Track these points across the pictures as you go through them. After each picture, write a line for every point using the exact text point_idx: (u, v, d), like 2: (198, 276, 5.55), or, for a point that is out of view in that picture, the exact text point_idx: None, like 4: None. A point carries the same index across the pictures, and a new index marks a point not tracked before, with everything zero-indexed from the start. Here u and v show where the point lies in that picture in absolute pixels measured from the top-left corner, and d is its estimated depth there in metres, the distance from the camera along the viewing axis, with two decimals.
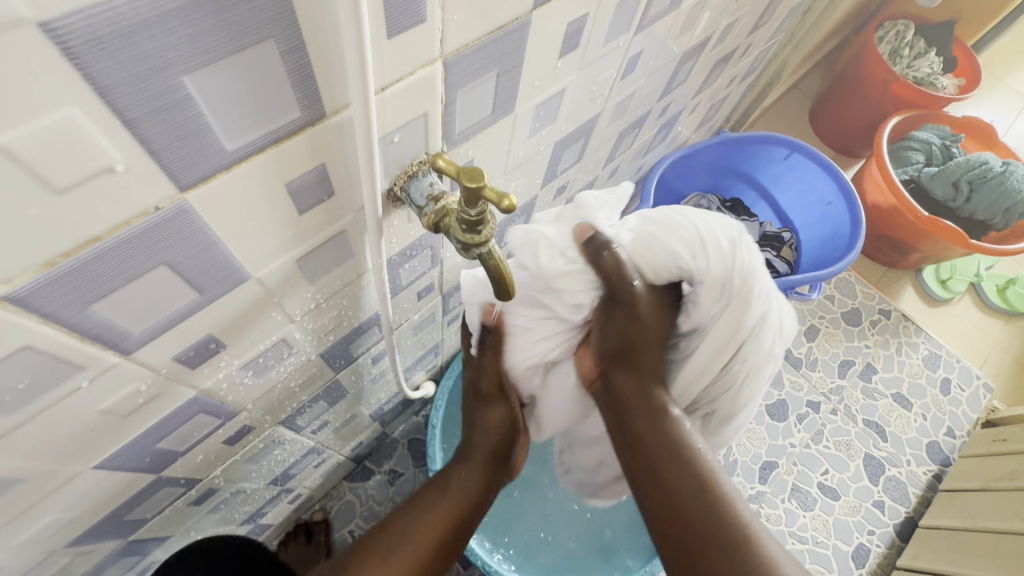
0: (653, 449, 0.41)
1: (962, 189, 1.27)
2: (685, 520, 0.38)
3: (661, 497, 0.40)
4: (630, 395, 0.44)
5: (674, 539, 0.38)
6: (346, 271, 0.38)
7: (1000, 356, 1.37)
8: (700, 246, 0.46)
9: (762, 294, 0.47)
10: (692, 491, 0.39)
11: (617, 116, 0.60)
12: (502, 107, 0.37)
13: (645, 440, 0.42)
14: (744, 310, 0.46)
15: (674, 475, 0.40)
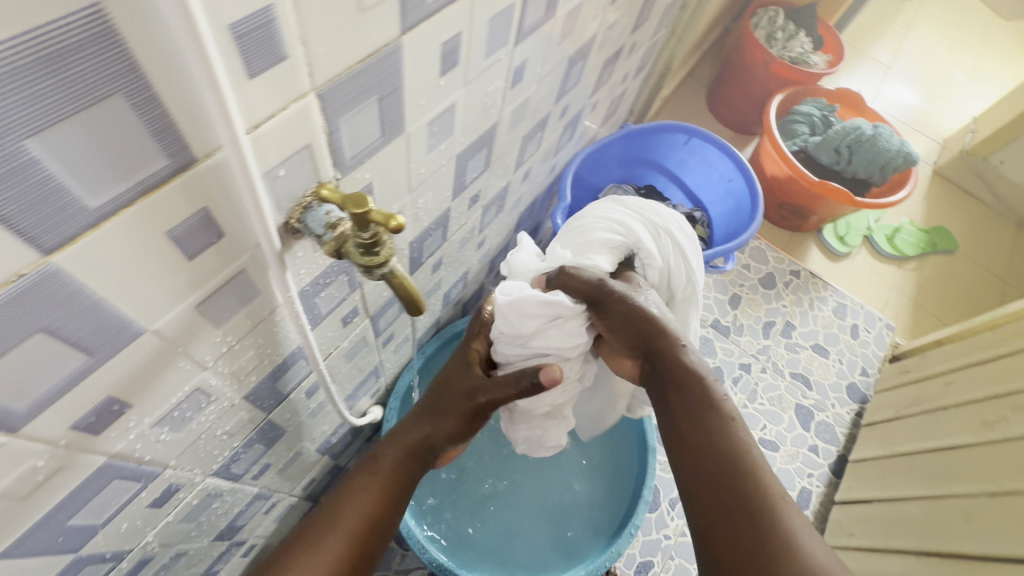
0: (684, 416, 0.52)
1: (842, 153, 1.41)
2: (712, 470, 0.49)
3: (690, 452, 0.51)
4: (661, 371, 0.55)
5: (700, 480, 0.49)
6: (257, 308, 0.38)
7: (897, 298, 1.54)
8: (613, 219, 0.66)
9: (667, 211, 0.67)
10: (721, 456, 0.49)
11: (516, 122, 0.62)
12: (391, 129, 0.38)
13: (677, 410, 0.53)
14: (663, 223, 0.65)
15: (704, 440, 0.50)
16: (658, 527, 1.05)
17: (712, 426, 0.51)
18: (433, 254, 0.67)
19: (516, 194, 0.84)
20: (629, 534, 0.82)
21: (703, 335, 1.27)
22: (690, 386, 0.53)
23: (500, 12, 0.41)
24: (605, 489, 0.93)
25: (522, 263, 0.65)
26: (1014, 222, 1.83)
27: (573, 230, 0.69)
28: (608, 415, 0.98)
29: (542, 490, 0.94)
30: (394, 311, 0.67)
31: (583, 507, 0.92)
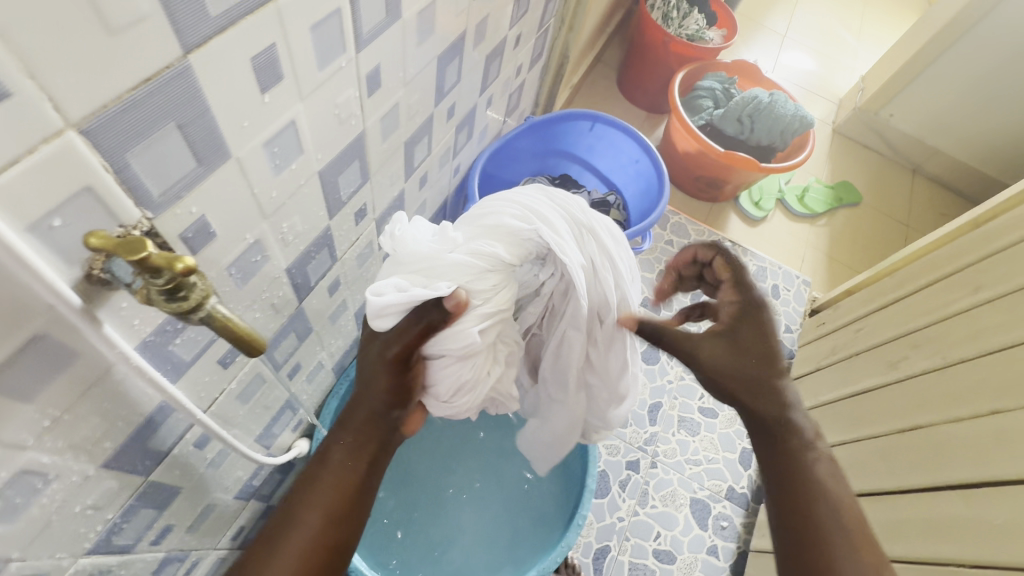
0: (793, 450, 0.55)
1: (745, 123, 1.46)
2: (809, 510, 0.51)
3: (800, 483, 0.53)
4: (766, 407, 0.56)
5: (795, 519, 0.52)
6: (83, 371, 0.34)
7: (813, 254, 1.63)
8: (530, 209, 0.58)
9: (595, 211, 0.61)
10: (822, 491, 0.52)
11: (390, 130, 0.59)
12: (210, 157, 0.35)
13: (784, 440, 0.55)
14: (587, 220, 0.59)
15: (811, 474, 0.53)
16: (611, 511, 1.06)
17: (803, 466, 0.54)
18: (325, 276, 0.63)
19: (417, 201, 0.81)
20: (578, 524, 0.81)
21: None
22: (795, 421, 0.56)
23: (323, 19, 0.38)
24: (556, 479, 0.93)
25: (408, 240, 0.58)
26: (910, 168, 1.96)
27: (481, 212, 0.60)
28: None
29: (486, 491, 0.93)
30: (291, 341, 0.64)
31: (536, 500, 0.92)
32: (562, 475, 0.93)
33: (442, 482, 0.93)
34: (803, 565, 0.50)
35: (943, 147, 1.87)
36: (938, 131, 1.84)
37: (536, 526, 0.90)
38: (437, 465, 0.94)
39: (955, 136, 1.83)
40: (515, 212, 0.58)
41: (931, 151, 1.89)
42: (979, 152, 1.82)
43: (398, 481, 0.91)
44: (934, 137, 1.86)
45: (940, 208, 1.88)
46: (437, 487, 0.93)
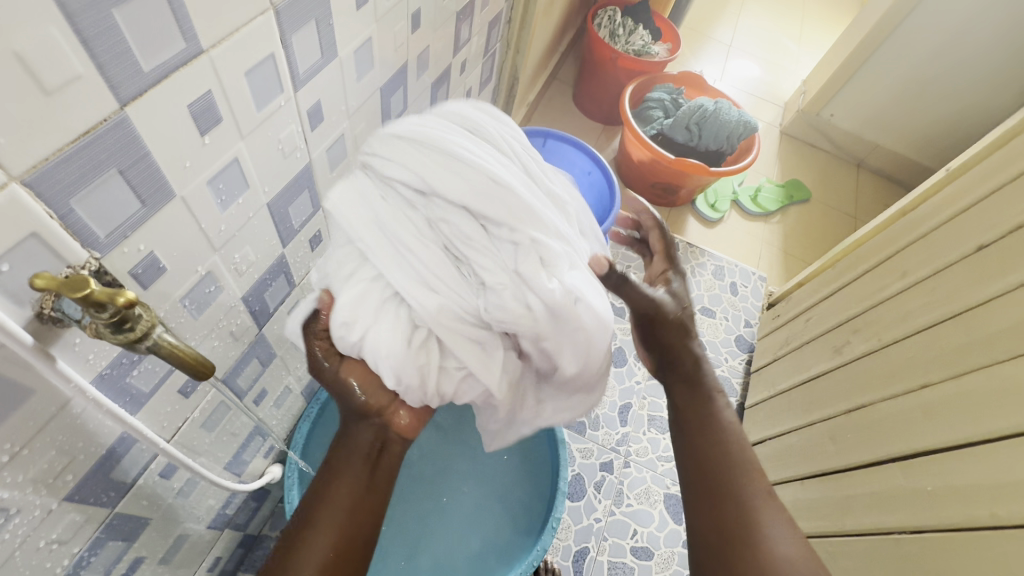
0: (696, 420, 0.60)
1: (693, 130, 1.54)
2: (715, 490, 0.55)
3: (700, 455, 0.58)
4: (679, 373, 0.64)
5: (708, 502, 0.54)
6: (39, 405, 0.36)
7: (769, 250, 1.71)
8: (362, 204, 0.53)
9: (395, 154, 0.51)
10: (727, 456, 0.57)
11: (338, 159, 0.62)
12: (154, 197, 0.38)
13: (687, 413, 0.61)
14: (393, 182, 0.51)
15: (712, 442, 0.58)
16: (588, 513, 1.08)
17: (711, 429, 0.59)
18: (285, 302, 0.65)
19: None
20: (552, 526, 0.84)
21: None
22: (702, 388, 0.62)
23: (257, 64, 0.42)
24: (529, 479, 0.96)
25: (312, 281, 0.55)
26: (855, 163, 2.07)
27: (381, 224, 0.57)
28: None
29: (471, 492, 0.96)
30: (254, 368, 0.65)
31: (513, 502, 0.95)
32: (536, 475, 0.96)
33: (427, 484, 0.96)
34: (713, 538, 0.52)
35: (883, 142, 1.98)
36: (877, 126, 1.95)
37: (515, 526, 0.92)
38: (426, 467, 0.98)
39: (893, 131, 1.94)
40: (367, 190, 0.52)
41: (872, 146, 2.00)
42: (916, 145, 1.93)
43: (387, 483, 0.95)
44: (874, 133, 1.97)
45: (884, 200, 1.98)
46: (424, 489, 0.96)
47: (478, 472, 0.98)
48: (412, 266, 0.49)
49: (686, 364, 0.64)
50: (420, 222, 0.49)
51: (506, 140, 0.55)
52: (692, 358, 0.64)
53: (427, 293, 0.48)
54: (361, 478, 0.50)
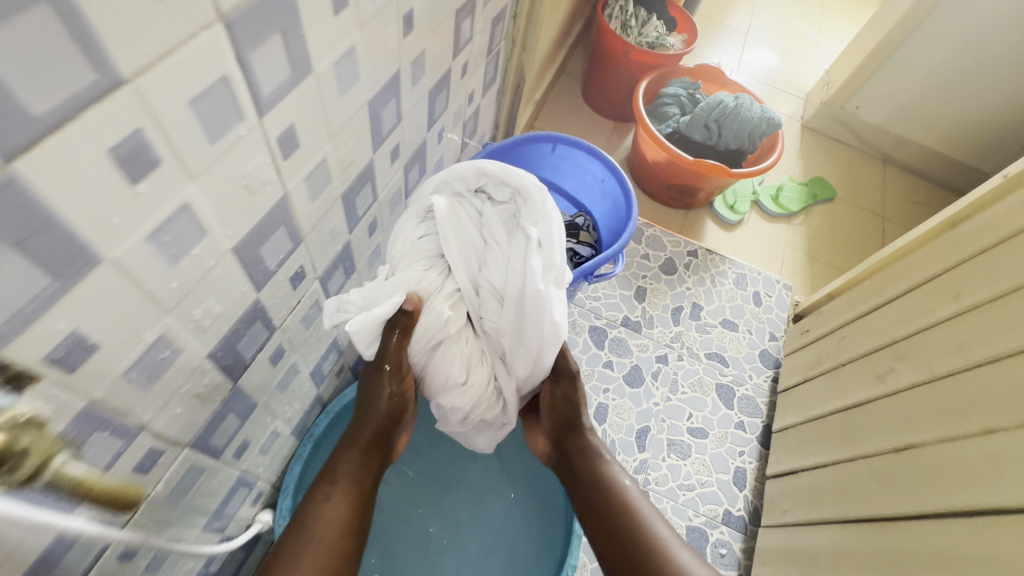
0: (590, 487, 0.73)
1: (712, 128, 1.43)
2: (621, 543, 0.67)
3: (596, 516, 0.71)
4: (574, 445, 0.77)
5: (618, 561, 0.66)
6: None
7: (791, 254, 1.61)
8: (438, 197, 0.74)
9: (474, 185, 0.75)
10: (617, 509, 0.70)
11: (321, 187, 0.54)
12: (71, 265, 0.30)
13: (583, 479, 0.75)
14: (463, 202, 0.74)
15: (607, 499, 0.71)
16: None
17: (602, 488, 0.72)
18: (265, 348, 0.58)
19: (368, 248, 0.76)
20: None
21: (616, 336, 1.24)
22: (589, 454, 0.76)
23: (205, 91, 0.33)
24: (539, 520, 0.89)
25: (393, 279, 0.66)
26: (881, 158, 1.95)
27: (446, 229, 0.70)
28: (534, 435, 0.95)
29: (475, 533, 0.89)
30: (232, 422, 0.58)
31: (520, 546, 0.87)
32: (546, 516, 0.89)
33: (429, 524, 0.89)
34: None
35: (912, 136, 1.86)
36: (906, 119, 1.84)
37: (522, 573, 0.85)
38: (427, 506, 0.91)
39: (922, 125, 1.82)
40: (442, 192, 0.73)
41: (899, 140, 1.89)
42: (948, 138, 1.81)
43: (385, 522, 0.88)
44: (902, 126, 1.85)
45: (913, 197, 1.87)
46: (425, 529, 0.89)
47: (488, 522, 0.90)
48: (460, 253, 0.70)
49: (575, 435, 0.78)
50: (474, 227, 0.72)
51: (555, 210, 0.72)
52: (577, 430, 0.77)
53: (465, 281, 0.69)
54: (347, 500, 0.63)
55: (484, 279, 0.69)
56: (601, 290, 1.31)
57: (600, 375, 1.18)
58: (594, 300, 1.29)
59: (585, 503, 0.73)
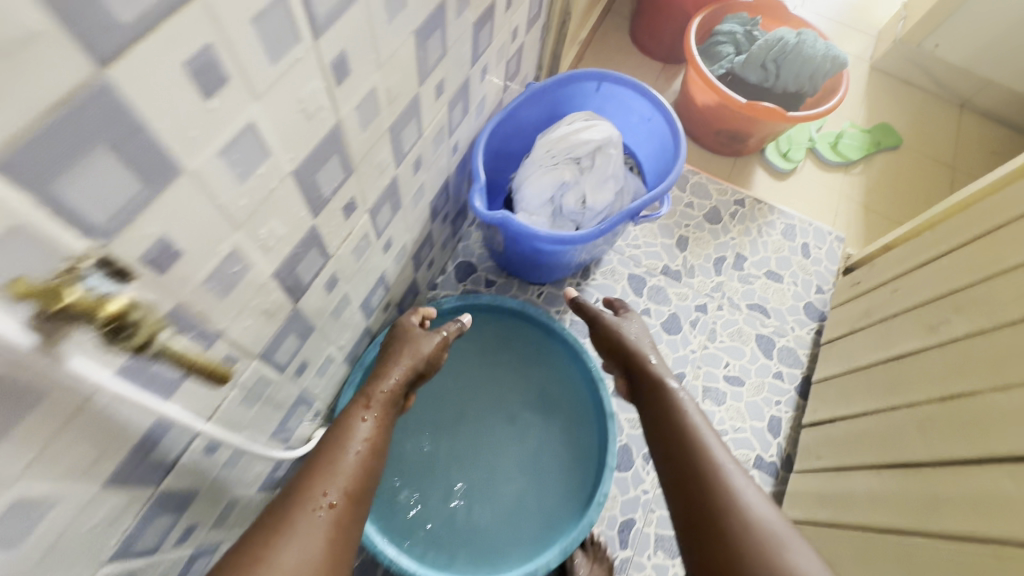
0: (662, 433, 0.65)
1: (770, 69, 1.35)
2: (687, 494, 0.57)
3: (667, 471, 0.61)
4: (648, 398, 0.71)
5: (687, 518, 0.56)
6: (61, 402, 0.34)
7: (847, 206, 1.53)
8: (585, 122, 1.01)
9: (609, 129, 1.01)
10: (680, 459, 0.60)
11: (371, 117, 0.56)
12: (156, 174, 0.33)
13: (657, 426, 0.66)
14: (595, 132, 0.99)
15: (675, 451, 0.62)
16: (635, 484, 1.05)
17: (672, 437, 0.63)
18: (320, 274, 0.62)
19: (413, 185, 0.78)
20: (598, 503, 0.83)
21: (654, 284, 1.24)
22: (659, 400, 0.69)
23: (266, 8, 0.35)
24: (576, 452, 0.93)
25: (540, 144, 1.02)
26: (958, 104, 1.79)
27: (578, 130, 1.00)
28: (570, 369, 0.98)
29: (515, 458, 0.93)
30: (294, 341, 0.63)
31: (557, 471, 0.91)
32: (582, 449, 0.93)
33: (467, 447, 0.93)
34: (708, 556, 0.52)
35: (998, 78, 1.68)
36: (991, 59, 1.66)
37: (559, 498, 0.89)
38: (468, 431, 0.95)
39: (1012, 65, 1.64)
40: (585, 118, 1.02)
41: (982, 82, 1.71)
42: None
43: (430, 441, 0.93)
44: (988, 67, 1.67)
45: (991, 146, 1.71)
46: (466, 454, 0.93)
47: (519, 457, 0.93)
48: (573, 157, 1.00)
49: (648, 390, 0.71)
50: (586, 148, 0.99)
51: (627, 186, 1.05)
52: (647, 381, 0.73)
53: (567, 173, 0.99)
54: (361, 458, 0.57)
55: (576, 182, 1.00)
56: (642, 238, 1.29)
57: None
58: (634, 247, 1.28)
59: (659, 451, 0.64)
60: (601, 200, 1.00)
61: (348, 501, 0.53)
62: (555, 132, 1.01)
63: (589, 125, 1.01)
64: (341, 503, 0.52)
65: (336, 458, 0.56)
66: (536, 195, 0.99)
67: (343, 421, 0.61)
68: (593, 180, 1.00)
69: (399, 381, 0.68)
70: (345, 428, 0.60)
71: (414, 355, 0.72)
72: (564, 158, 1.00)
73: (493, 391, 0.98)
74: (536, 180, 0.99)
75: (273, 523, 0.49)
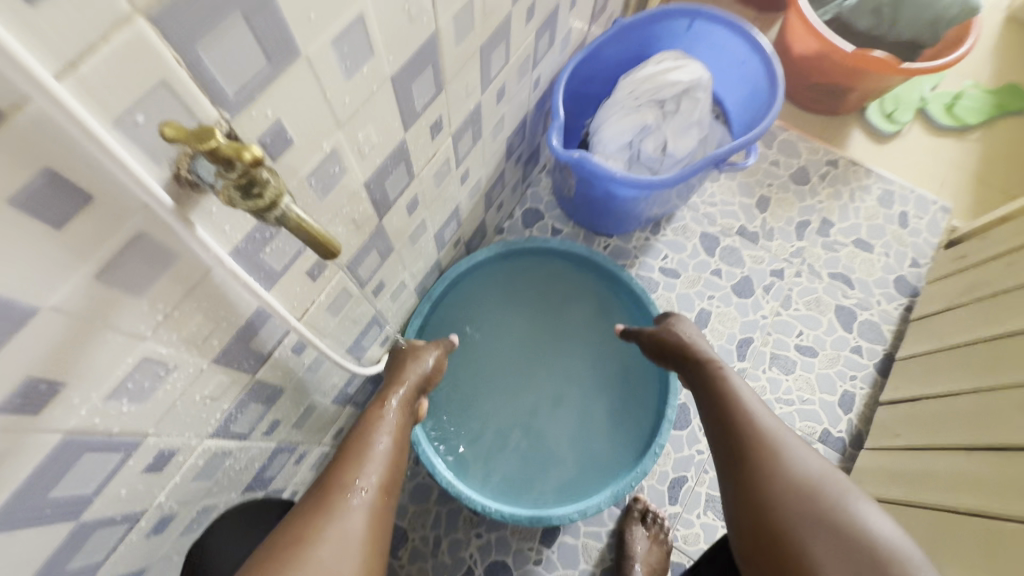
0: (716, 417, 0.65)
1: (884, 14, 1.22)
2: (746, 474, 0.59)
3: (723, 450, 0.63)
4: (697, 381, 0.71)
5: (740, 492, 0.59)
6: (184, 272, 0.36)
7: (958, 176, 1.37)
8: (673, 61, 0.95)
9: (699, 71, 0.94)
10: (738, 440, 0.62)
11: (464, 31, 0.55)
12: (277, 53, 0.34)
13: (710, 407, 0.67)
14: (684, 73, 0.93)
15: (731, 431, 0.63)
16: (690, 444, 1.03)
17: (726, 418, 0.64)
18: (403, 194, 0.63)
19: (494, 116, 0.76)
20: (654, 453, 0.82)
21: (729, 244, 1.17)
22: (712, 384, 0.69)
23: None
24: (634, 402, 0.92)
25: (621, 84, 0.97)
26: None
27: (664, 70, 0.94)
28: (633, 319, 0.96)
29: (572, 401, 0.93)
30: (374, 259, 0.65)
31: (613, 418, 0.91)
32: (641, 400, 0.92)
33: (526, 385, 0.95)
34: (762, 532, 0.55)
35: None
36: None
37: (612, 443, 0.90)
38: (529, 369, 0.96)
39: None
40: (674, 57, 0.96)
41: None
42: None
43: (491, 377, 0.95)
44: None
45: None
46: (525, 391, 0.94)
47: (576, 400, 0.93)
48: (657, 99, 0.95)
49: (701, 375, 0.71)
50: (672, 90, 0.94)
51: (711, 135, 0.99)
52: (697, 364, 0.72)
53: (648, 115, 0.95)
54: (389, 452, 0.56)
55: (657, 125, 0.95)
56: (719, 196, 1.22)
57: (707, 282, 1.14)
58: (710, 205, 1.21)
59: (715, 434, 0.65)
60: (683, 145, 0.95)
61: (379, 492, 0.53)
62: (640, 71, 0.96)
63: (678, 65, 0.94)
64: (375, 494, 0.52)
65: (364, 448, 0.56)
66: (613, 137, 0.96)
67: (361, 420, 0.59)
68: (676, 125, 0.95)
69: (412, 387, 0.65)
70: (367, 423, 0.59)
71: (419, 366, 0.68)
72: (647, 99, 0.95)
73: (556, 334, 0.98)
74: (615, 120, 0.96)
75: (308, 513, 0.49)
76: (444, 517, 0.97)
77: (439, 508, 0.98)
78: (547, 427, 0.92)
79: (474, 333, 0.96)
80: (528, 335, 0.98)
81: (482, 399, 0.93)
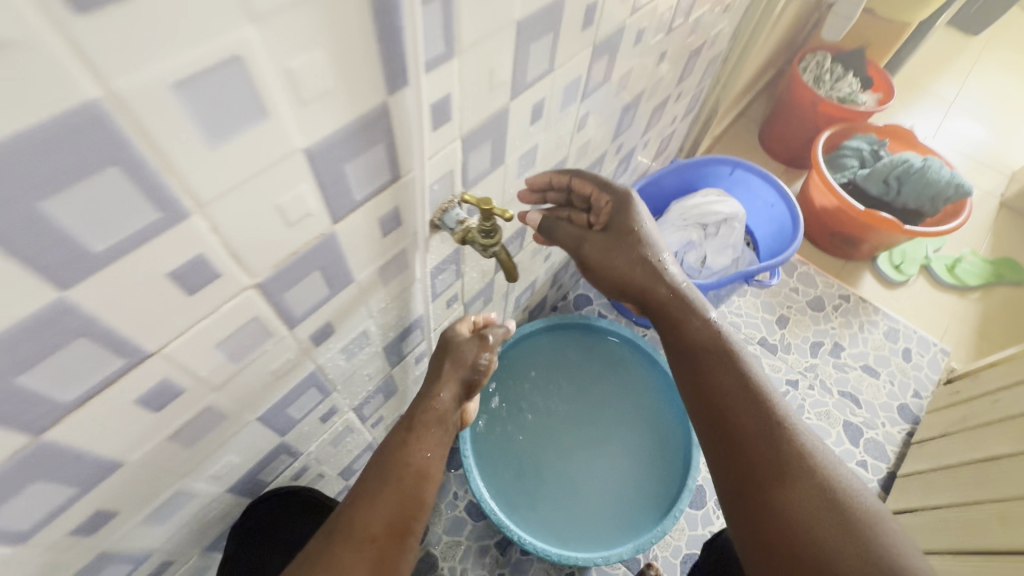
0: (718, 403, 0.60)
1: (891, 184, 1.48)
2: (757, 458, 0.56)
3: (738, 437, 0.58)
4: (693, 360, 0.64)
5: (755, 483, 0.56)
6: (404, 278, 0.57)
7: (958, 327, 1.55)
8: (717, 196, 1.20)
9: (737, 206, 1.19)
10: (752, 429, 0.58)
11: (580, 158, 0.80)
12: (496, 160, 0.57)
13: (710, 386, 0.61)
14: (724, 206, 1.18)
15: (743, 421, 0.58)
16: (704, 524, 1.13)
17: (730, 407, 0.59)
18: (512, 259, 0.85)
19: None
20: (674, 515, 0.93)
21: (750, 351, 1.35)
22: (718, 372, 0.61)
23: (571, 81, 0.60)
24: (659, 474, 1.04)
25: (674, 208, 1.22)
26: None
27: (709, 202, 1.19)
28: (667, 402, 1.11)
29: (605, 460, 1.07)
30: (480, 304, 0.86)
31: (638, 484, 1.04)
32: (665, 473, 1.04)
33: (568, 438, 1.09)
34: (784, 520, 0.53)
35: None
36: None
37: (633, 506, 1.01)
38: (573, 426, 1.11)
39: None
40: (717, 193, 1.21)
41: None
42: None
43: (541, 424, 1.11)
44: None
45: None
46: (566, 443, 1.08)
47: (608, 461, 1.07)
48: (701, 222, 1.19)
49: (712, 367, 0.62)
50: (714, 217, 1.18)
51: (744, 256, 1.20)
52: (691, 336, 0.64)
53: (694, 234, 1.19)
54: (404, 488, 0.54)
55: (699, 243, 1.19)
56: (745, 309, 1.41)
57: None
58: (736, 316, 1.40)
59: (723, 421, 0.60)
60: (719, 260, 1.18)
61: (389, 536, 0.52)
62: (690, 200, 1.21)
63: (720, 200, 1.19)
64: (383, 537, 0.51)
65: (379, 481, 0.54)
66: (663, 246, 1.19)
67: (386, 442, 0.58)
68: (715, 245, 1.18)
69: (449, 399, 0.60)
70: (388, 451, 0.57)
71: (463, 370, 0.61)
72: (694, 221, 1.19)
73: (600, 400, 1.14)
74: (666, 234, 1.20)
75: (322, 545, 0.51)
76: (473, 551, 1.07)
77: (471, 543, 1.08)
78: (579, 481, 1.04)
79: (531, 384, 1.14)
80: (573, 396, 1.14)
81: (529, 444, 1.08)
